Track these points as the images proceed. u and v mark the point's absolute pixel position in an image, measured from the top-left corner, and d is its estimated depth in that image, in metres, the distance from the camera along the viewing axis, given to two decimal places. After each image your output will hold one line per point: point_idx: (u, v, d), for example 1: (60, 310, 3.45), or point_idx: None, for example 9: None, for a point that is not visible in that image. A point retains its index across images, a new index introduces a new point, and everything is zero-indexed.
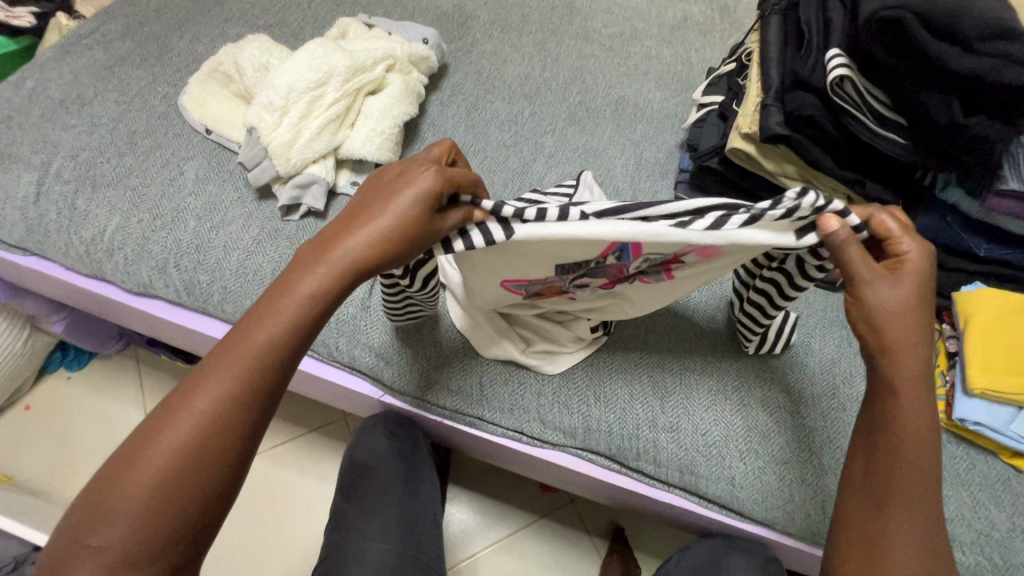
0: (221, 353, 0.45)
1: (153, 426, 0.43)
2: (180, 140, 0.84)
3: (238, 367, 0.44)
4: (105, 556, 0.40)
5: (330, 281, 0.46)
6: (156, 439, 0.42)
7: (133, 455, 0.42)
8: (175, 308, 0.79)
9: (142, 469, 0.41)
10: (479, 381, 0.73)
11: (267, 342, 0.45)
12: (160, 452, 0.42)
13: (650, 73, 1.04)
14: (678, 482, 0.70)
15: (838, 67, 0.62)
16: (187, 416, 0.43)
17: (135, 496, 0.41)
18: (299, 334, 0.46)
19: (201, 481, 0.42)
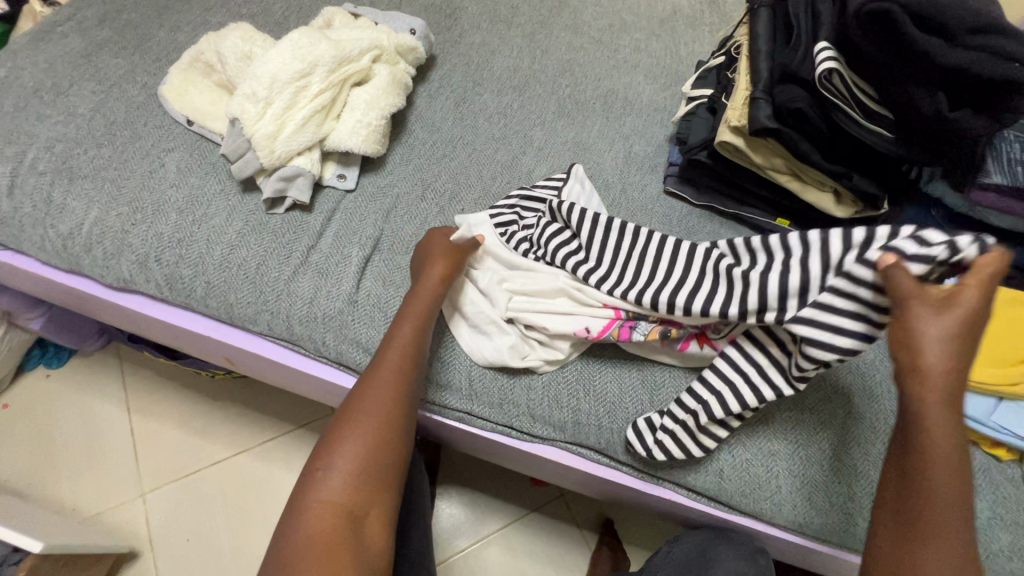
0: (362, 388, 0.61)
1: (367, 383, 0.61)
2: (160, 132, 0.82)
3: (412, 339, 0.64)
4: (349, 467, 0.55)
5: (421, 321, 0.65)
6: (366, 403, 0.59)
7: (356, 402, 0.59)
8: (157, 304, 0.77)
9: (369, 409, 0.59)
10: (468, 376, 0.72)
11: (401, 370, 0.62)
12: (377, 398, 0.59)
13: (639, 66, 1.03)
14: (666, 474, 0.71)
15: (828, 60, 0.63)
16: (388, 371, 0.61)
17: (360, 443, 0.57)
18: (417, 360, 0.63)
19: (406, 414, 0.60)
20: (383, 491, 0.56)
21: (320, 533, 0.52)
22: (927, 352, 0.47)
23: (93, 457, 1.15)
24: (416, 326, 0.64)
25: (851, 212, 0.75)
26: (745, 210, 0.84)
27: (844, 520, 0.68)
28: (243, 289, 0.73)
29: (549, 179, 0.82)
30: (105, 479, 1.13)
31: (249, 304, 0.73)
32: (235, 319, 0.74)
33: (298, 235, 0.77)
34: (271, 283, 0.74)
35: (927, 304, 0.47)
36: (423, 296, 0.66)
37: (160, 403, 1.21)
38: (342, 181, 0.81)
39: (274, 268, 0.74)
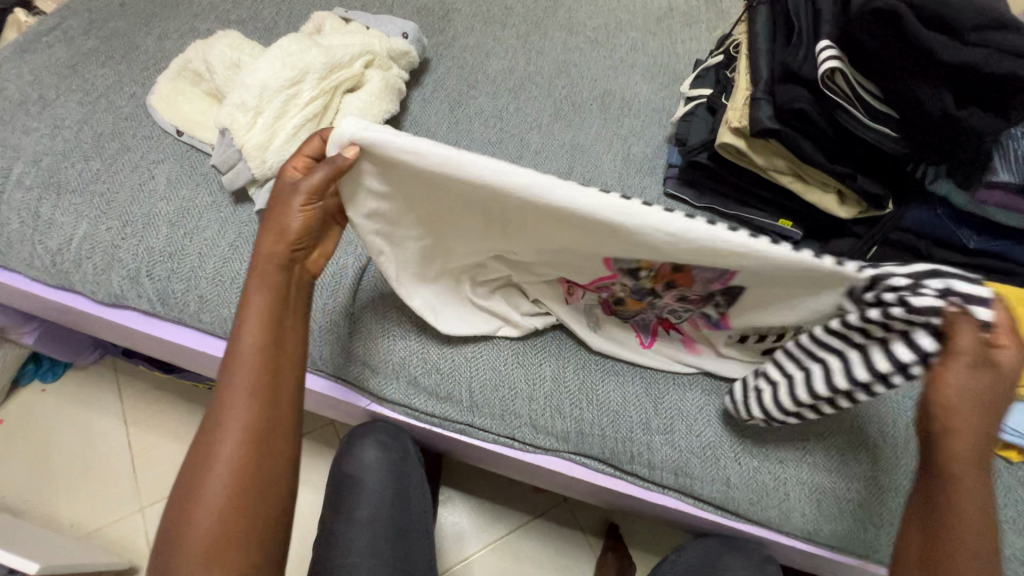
0: (200, 451, 0.49)
1: (208, 435, 0.50)
2: (149, 143, 0.80)
3: (250, 362, 0.50)
4: (195, 555, 0.47)
5: (265, 344, 0.51)
6: (211, 463, 0.49)
7: (199, 462, 0.49)
8: (150, 318, 0.76)
9: (213, 475, 0.48)
10: (469, 387, 0.71)
11: (246, 411, 0.49)
12: (222, 455, 0.49)
13: (636, 66, 1.02)
14: (672, 483, 0.70)
15: (830, 59, 0.61)
16: (232, 416, 0.49)
17: (208, 516, 0.47)
18: (269, 383, 0.51)
19: (263, 463, 0.50)
20: (256, 553, 0.49)
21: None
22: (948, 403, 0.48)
23: (90, 472, 1.14)
24: (251, 364, 0.50)
25: (855, 212, 0.74)
26: (747, 211, 0.83)
27: (855, 526, 0.67)
28: (237, 303, 0.72)
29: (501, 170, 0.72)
30: (103, 494, 1.12)
31: None
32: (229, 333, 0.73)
33: None
34: None
35: (967, 358, 0.46)
36: (259, 300, 0.52)
37: (158, 415, 1.20)
38: None
39: None
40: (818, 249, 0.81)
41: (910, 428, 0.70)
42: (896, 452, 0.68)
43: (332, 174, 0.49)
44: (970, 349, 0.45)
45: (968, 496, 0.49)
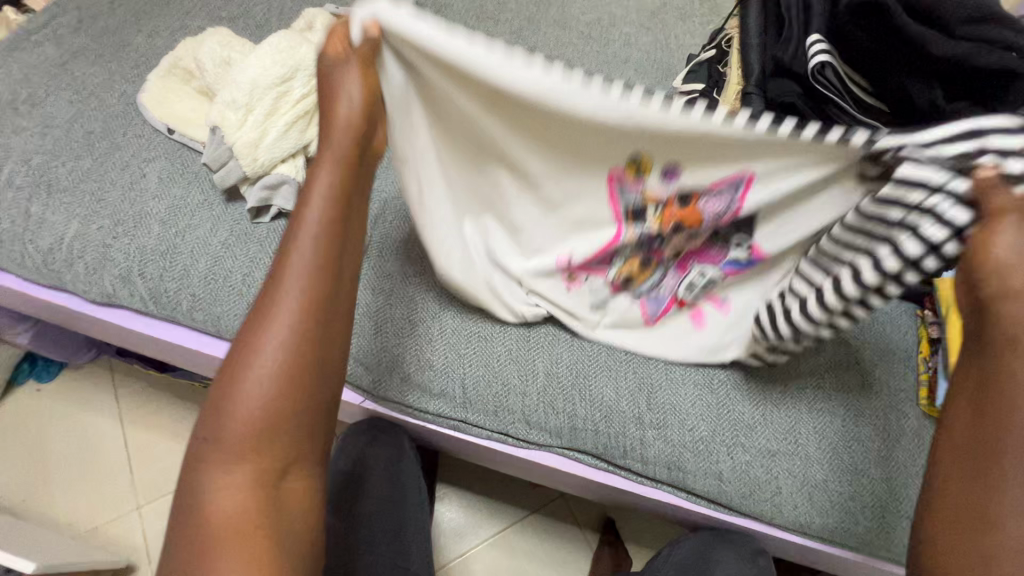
0: (242, 344, 0.46)
1: (254, 327, 0.46)
2: (140, 141, 0.80)
3: (306, 255, 0.47)
4: (231, 451, 0.45)
5: (326, 246, 0.47)
6: (256, 358, 0.45)
7: (240, 358, 0.45)
8: (143, 317, 0.76)
9: (257, 368, 0.45)
10: (462, 384, 0.71)
11: (293, 312, 0.46)
12: (270, 348, 0.45)
13: (629, 61, 1.01)
14: (665, 478, 0.70)
15: (819, 54, 0.61)
16: (282, 314, 0.46)
17: (254, 411, 0.45)
18: (323, 290, 0.47)
19: (306, 373, 0.46)
20: (302, 456, 0.47)
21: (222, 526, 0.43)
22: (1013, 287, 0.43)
23: (87, 471, 1.14)
24: (307, 268, 0.46)
25: None
26: None
27: (846, 519, 0.68)
28: (230, 301, 0.72)
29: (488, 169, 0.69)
30: (99, 493, 1.13)
31: (235, 316, 0.72)
32: (222, 331, 0.73)
33: None
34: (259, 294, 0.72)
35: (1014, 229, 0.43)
36: (325, 174, 0.48)
37: (154, 414, 1.20)
38: None
39: (261, 278, 0.73)
40: None
41: (902, 424, 0.72)
42: (887, 447, 0.70)
43: (361, 64, 0.49)
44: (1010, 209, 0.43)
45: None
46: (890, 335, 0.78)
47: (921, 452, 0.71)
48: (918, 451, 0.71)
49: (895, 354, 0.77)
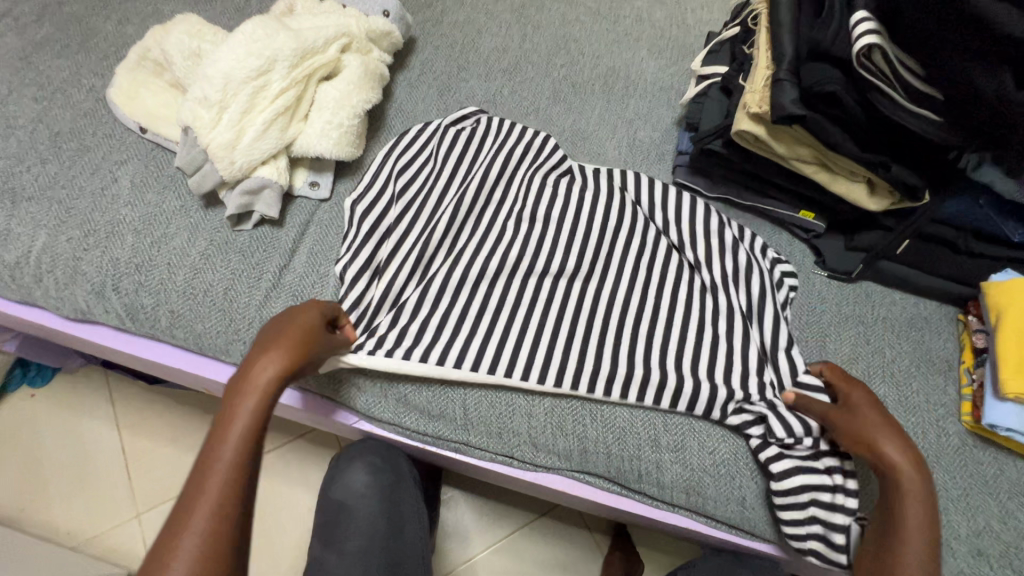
0: (158, 547, 0.42)
1: (179, 513, 0.44)
2: (111, 142, 0.74)
3: (243, 420, 0.49)
4: None
5: (267, 400, 0.50)
6: (178, 539, 0.42)
7: (161, 556, 0.42)
8: (122, 334, 0.71)
9: (180, 555, 0.41)
10: (462, 405, 0.66)
11: (227, 473, 0.46)
12: (194, 531, 0.42)
13: (642, 39, 0.93)
14: (684, 503, 0.65)
15: (870, 34, 0.53)
16: (206, 492, 0.45)
17: None
18: (254, 447, 0.48)
19: (231, 544, 0.43)
20: None
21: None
22: (870, 447, 0.54)
23: (84, 479, 1.12)
24: (225, 422, 0.49)
25: (886, 204, 0.67)
26: (766, 202, 0.76)
27: None
28: (212, 318, 0.67)
29: (553, 270, 0.70)
30: (99, 502, 1.10)
31: (219, 334, 0.67)
32: (205, 350, 0.68)
33: (269, 253, 0.69)
34: (242, 310, 0.67)
35: (837, 413, 0.57)
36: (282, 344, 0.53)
37: (152, 420, 1.17)
38: (315, 189, 0.73)
39: (244, 291, 0.67)
40: (842, 244, 0.75)
41: (942, 441, 0.67)
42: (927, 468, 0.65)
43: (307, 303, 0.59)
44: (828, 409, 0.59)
45: (911, 530, 0.50)
46: (929, 343, 0.72)
47: (962, 472, 0.65)
48: (959, 472, 0.65)
49: (935, 364, 0.71)
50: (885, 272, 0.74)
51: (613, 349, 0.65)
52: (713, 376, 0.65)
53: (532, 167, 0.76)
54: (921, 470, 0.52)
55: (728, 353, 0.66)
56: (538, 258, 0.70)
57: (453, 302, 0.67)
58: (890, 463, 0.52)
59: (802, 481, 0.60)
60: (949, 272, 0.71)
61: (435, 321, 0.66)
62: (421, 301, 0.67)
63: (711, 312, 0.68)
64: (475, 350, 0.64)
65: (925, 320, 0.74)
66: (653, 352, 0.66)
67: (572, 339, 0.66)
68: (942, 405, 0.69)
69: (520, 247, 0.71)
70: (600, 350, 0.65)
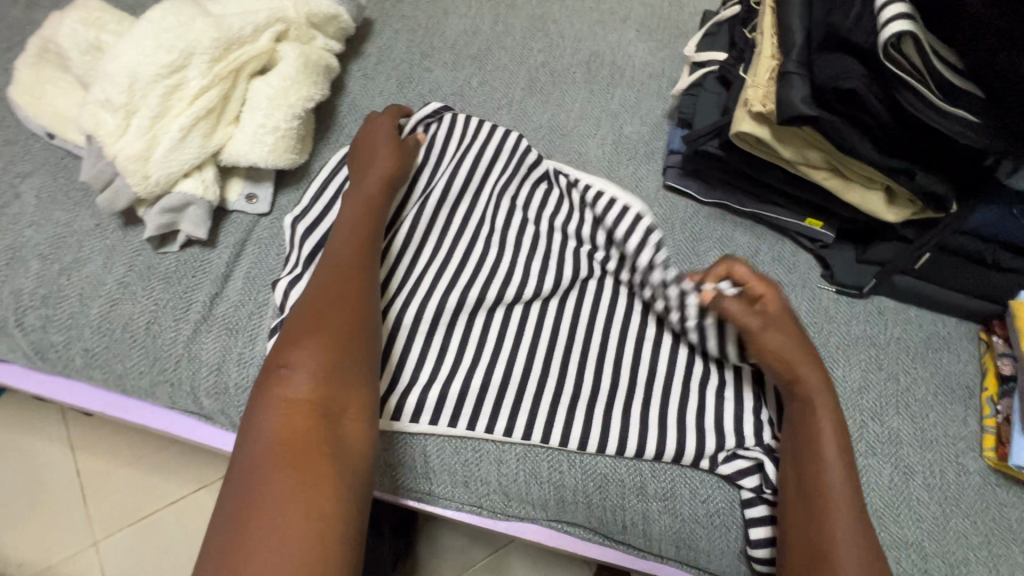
0: (316, 274, 0.53)
1: (329, 250, 0.55)
2: (14, 149, 0.64)
3: (371, 190, 0.60)
4: (311, 359, 0.46)
5: (385, 180, 0.61)
6: (332, 266, 0.53)
7: (320, 276, 0.52)
8: (35, 373, 0.62)
9: (335, 273, 0.52)
10: (423, 452, 0.58)
11: (359, 232, 0.56)
12: (343, 258, 0.54)
13: (629, 19, 0.82)
14: (674, 556, 0.58)
15: (901, 17, 0.44)
16: (350, 236, 0.56)
17: (335, 305, 0.49)
18: (377, 214, 0.59)
19: (370, 279, 0.54)
20: (372, 363, 0.49)
21: (281, 490, 0.38)
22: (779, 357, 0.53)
23: (35, 507, 1.04)
24: (354, 195, 0.59)
25: (906, 214, 0.58)
26: (768, 210, 0.68)
27: None
28: (133, 356, 0.58)
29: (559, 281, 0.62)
30: (51, 531, 1.03)
31: (142, 374, 0.58)
32: (129, 391, 0.60)
33: (199, 278, 0.60)
34: (167, 346, 0.58)
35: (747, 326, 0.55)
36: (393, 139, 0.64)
37: (108, 440, 1.09)
38: (252, 203, 0.64)
39: (169, 325, 0.58)
40: (852, 256, 0.67)
41: (962, 481, 0.60)
42: (945, 512, 0.58)
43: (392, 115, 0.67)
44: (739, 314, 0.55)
45: (830, 478, 0.48)
46: (948, 367, 0.65)
47: (984, 517, 0.58)
48: (981, 516, 0.58)
49: (954, 391, 0.64)
50: (901, 288, 0.66)
51: (596, 387, 0.58)
52: (704, 422, 0.57)
53: (512, 172, 0.67)
54: (828, 392, 0.52)
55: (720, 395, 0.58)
56: (506, 287, 0.61)
57: (445, 332, 0.60)
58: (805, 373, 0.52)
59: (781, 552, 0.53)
60: (973, 288, 0.63)
61: (423, 356, 0.59)
62: (408, 332, 0.59)
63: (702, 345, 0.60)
64: (454, 396, 0.57)
65: (944, 340, 0.66)
66: (639, 392, 0.59)
67: (569, 366, 0.59)
68: (962, 438, 0.62)
69: (485, 276, 0.62)
70: (576, 397, 0.58)
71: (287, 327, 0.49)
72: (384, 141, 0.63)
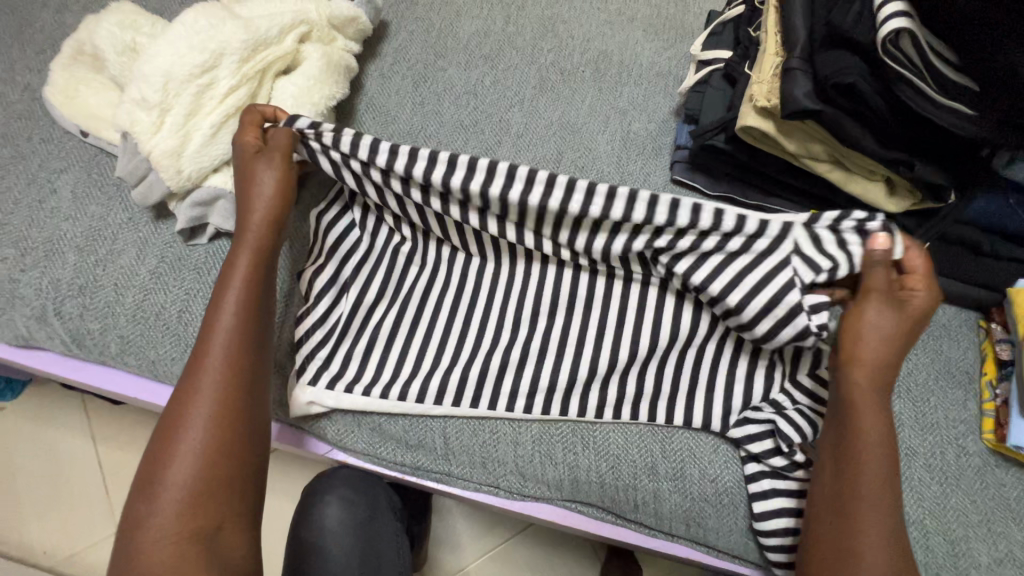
0: (185, 374, 0.50)
1: (200, 339, 0.51)
2: (50, 147, 0.67)
3: (247, 260, 0.54)
4: (176, 485, 0.46)
5: (267, 244, 0.55)
6: (200, 363, 0.50)
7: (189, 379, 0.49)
8: (70, 360, 0.65)
9: (206, 374, 0.49)
10: (442, 434, 0.60)
11: (232, 314, 0.51)
12: (215, 354, 0.50)
13: (637, 19, 0.84)
14: (684, 534, 0.60)
15: (898, 15, 0.46)
16: (222, 322, 0.51)
17: (202, 414, 0.48)
18: (259, 284, 0.53)
19: (248, 373, 0.50)
20: (247, 467, 0.49)
21: None
22: (870, 343, 0.50)
23: (58, 497, 1.07)
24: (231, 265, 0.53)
25: (907, 204, 0.61)
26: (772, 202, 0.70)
27: None
28: (165, 343, 0.61)
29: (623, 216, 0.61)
30: (74, 520, 1.06)
31: (174, 360, 0.61)
32: (161, 377, 0.62)
33: None
34: (197, 334, 0.61)
35: (873, 296, 0.50)
36: (269, 172, 0.55)
37: (127, 432, 1.12)
38: None
39: (199, 314, 0.61)
40: None
41: (962, 462, 0.62)
42: (945, 492, 0.60)
43: (252, 125, 0.57)
44: (876, 287, 0.50)
45: (875, 465, 0.48)
46: (948, 353, 0.67)
47: (983, 495, 0.60)
48: (980, 495, 0.60)
49: (955, 376, 0.66)
50: None
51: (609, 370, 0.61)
52: (712, 405, 0.59)
53: None
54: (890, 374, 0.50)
55: (731, 377, 0.59)
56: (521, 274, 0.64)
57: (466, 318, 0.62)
58: (877, 361, 0.49)
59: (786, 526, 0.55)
60: (972, 277, 0.65)
61: (445, 342, 0.61)
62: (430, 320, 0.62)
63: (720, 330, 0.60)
64: (474, 381, 0.60)
65: (944, 327, 0.68)
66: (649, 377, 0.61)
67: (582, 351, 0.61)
68: (961, 421, 0.64)
69: None
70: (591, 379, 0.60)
71: (152, 444, 0.48)
72: (254, 186, 0.55)
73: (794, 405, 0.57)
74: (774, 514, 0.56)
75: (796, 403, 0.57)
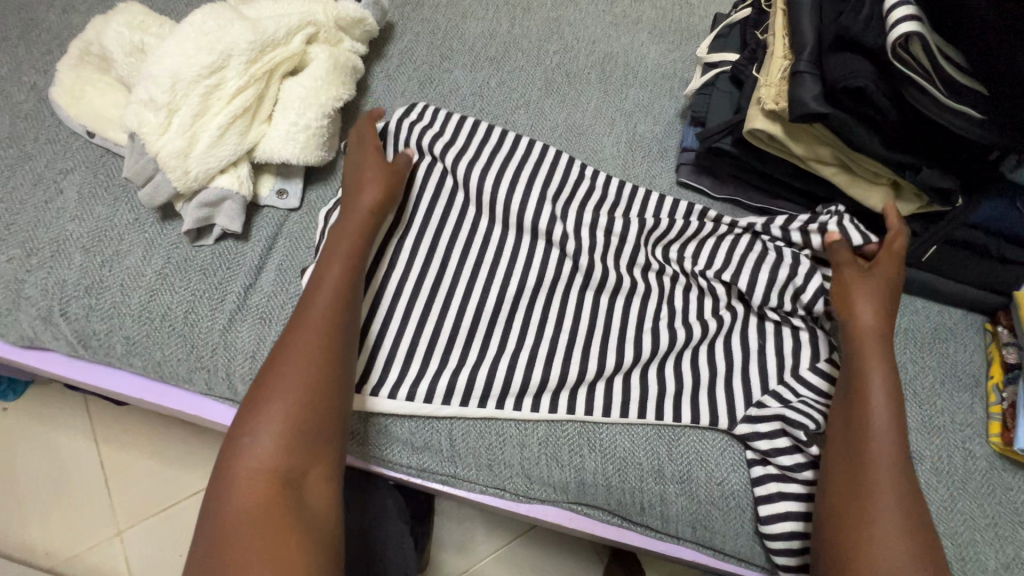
0: (289, 327, 0.52)
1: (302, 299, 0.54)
2: (56, 147, 0.67)
3: (347, 229, 0.58)
4: (276, 429, 0.47)
5: (365, 217, 0.59)
6: (303, 318, 0.52)
7: (293, 330, 0.52)
8: (74, 361, 0.65)
9: (309, 329, 0.52)
10: (449, 436, 0.60)
11: (337, 277, 0.55)
12: (321, 310, 0.53)
13: (642, 22, 0.85)
14: (691, 538, 0.60)
15: (908, 19, 0.46)
16: (328, 282, 0.54)
17: (305, 365, 0.50)
18: (360, 254, 0.57)
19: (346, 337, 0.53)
20: (337, 428, 0.50)
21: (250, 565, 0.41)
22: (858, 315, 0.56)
23: (59, 498, 1.07)
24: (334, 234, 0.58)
25: (913, 208, 0.61)
26: (778, 205, 0.70)
27: None
28: (171, 344, 0.61)
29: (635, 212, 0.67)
30: (75, 521, 1.06)
31: (180, 361, 0.61)
32: (167, 378, 0.62)
33: (234, 269, 0.63)
34: (204, 335, 0.61)
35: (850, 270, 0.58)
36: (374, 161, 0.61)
37: (129, 433, 1.12)
38: (283, 198, 0.66)
39: (206, 315, 0.61)
40: None
41: (969, 466, 0.62)
42: (952, 496, 0.60)
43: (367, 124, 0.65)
44: (845, 261, 0.59)
45: (878, 467, 0.49)
46: (954, 357, 0.67)
47: (990, 499, 0.60)
48: (987, 499, 0.60)
49: (961, 380, 0.66)
50: (910, 280, 0.68)
51: (615, 371, 0.61)
52: (719, 407, 0.59)
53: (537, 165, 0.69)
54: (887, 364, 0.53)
55: None
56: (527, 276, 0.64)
57: (472, 321, 0.62)
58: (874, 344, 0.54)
59: (794, 530, 0.55)
60: (978, 280, 0.65)
61: (452, 344, 0.61)
62: (437, 322, 0.62)
63: (724, 329, 0.63)
64: (481, 382, 0.60)
65: (950, 330, 0.68)
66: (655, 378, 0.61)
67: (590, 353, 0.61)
68: (968, 425, 0.64)
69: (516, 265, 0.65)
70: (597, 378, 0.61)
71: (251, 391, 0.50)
72: (362, 169, 0.61)
73: (798, 398, 0.59)
74: (782, 518, 0.55)
75: (800, 397, 0.59)
